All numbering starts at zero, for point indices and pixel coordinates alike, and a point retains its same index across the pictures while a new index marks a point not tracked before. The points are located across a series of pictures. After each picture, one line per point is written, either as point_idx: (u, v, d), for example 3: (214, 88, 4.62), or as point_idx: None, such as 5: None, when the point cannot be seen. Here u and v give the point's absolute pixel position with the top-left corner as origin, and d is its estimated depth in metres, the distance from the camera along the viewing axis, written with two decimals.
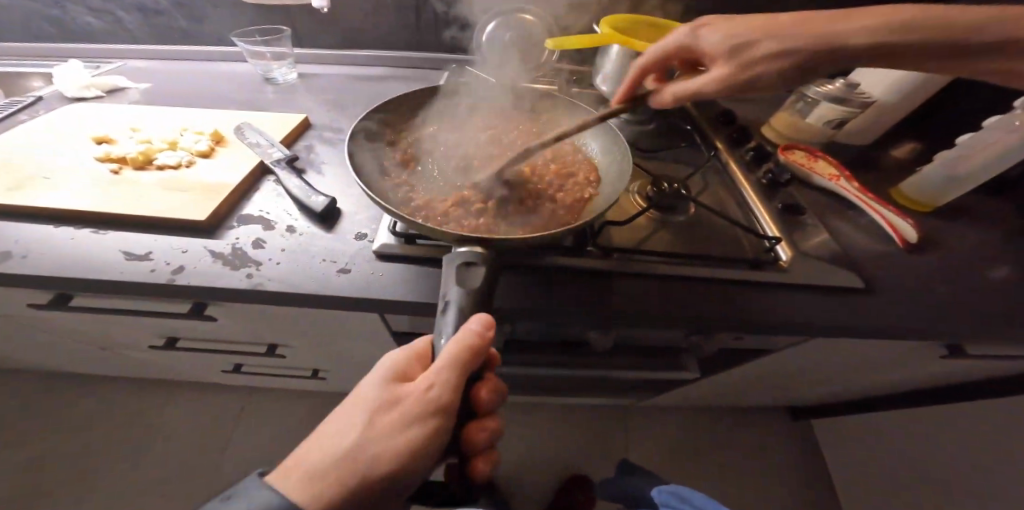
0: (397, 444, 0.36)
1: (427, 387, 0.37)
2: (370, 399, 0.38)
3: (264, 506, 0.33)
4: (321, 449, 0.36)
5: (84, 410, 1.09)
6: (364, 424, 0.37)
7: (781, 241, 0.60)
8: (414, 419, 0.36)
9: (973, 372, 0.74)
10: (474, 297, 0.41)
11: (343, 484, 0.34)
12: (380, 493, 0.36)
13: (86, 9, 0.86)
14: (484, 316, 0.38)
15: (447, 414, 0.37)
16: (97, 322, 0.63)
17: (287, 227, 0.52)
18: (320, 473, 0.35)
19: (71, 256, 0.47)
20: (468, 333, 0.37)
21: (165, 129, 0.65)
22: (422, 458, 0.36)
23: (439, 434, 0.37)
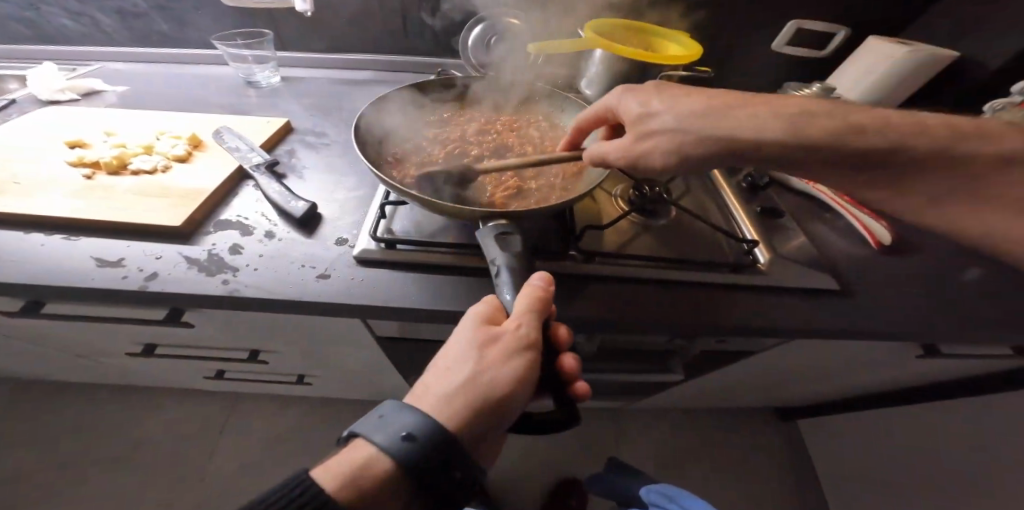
0: (502, 376, 0.36)
1: (517, 325, 0.38)
2: (463, 340, 0.38)
3: (402, 430, 0.33)
4: (435, 384, 0.37)
5: (60, 421, 1.06)
6: (467, 361, 0.37)
7: (759, 244, 0.60)
8: (512, 353, 0.37)
9: (949, 370, 0.75)
10: (521, 261, 0.44)
11: (466, 413, 0.35)
12: (492, 423, 0.36)
13: (62, 11, 0.84)
14: (544, 273, 0.41)
15: (537, 349, 0.38)
16: (71, 329, 0.61)
17: (266, 232, 0.52)
18: (445, 403, 0.35)
19: (41, 263, 0.46)
20: (536, 285, 0.40)
21: (142, 133, 0.64)
22: (522, 390, 0.37)
23: (535, 364, 0.37)
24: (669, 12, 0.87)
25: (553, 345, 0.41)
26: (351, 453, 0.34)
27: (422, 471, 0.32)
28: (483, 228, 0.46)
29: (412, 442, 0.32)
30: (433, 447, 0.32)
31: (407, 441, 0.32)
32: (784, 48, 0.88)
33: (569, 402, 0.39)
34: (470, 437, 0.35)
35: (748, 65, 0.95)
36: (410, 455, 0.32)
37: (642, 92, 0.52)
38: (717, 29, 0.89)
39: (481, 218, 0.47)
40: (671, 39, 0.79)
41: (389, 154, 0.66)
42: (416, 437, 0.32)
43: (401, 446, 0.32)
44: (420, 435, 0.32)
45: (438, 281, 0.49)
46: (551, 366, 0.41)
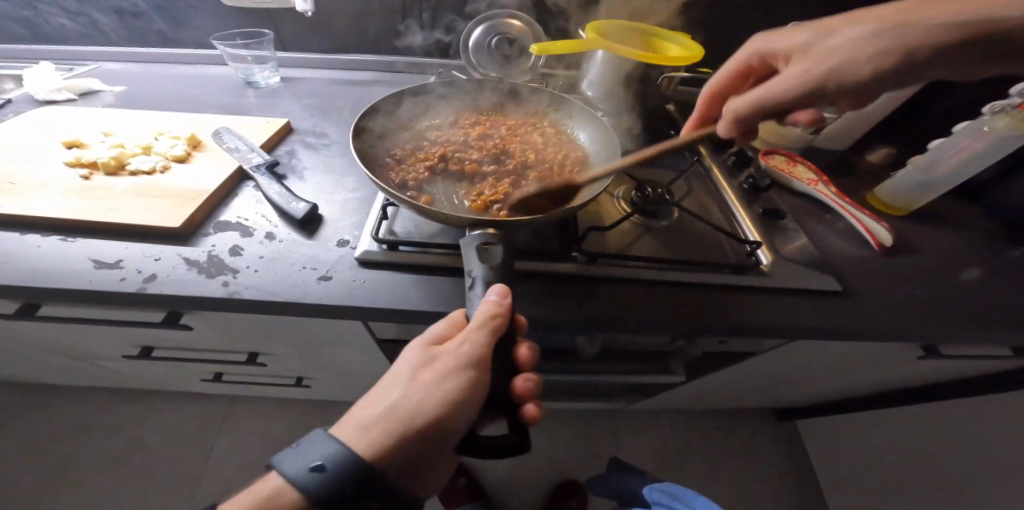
0: (439, 399, 0.36)
1: (457, 347, 0.38)
2: (406, 362, 0.39)
3: (313, 461, 0.33)
4: (364, 409, 0.37)
5: (54, 423, 1.05)
6: (402, 386, 0.38)
7: (762, 245, 0.60)
8: (447, 377, 0.37)
9: (949, 371, 0.76)
10: (494, 272, 0.42)
11: (388, 439, 0.35)
12: (426, 448, 0.37)
13: (59, 10, 0.83)
14: (499, 286, 0.39)
15: (478, 370, 0.37)
16: (68, 331, 0.61)
17: (266, 233, 0.51)
18: (370, 431, 0.36)
19: (36, 264, 0.45)
20: (489, 304, 0.38)
21: (140, 133, 0.64)
22: (461, 413, 0.37)
23: (474, 386, 0.37)
24: (671, 13, 0.87)
25: (511, 364, 0.40)
26: (264, 482, 0.35)
27: (331, 503, 0.32)
28: (471, 234, 0.45)
29: (319, 473, 0.33)
30: (342, 476, 0.33)
31: (313, 472, 0.33)
32: None
33: (522, 427, 0.38)
34: (391, 463, 0.35)
35: None
36: (316, 486, 0.32)
37: (781, 55, 0.51)
38: (718, 29, 0.89)
39: (472, 225, 0.46)
40: (671, 40, 0.79)
41: (391, 155, 0.66)
42: (325, 469, 0.33)
43: (305, 478, 0.33)
44: (329, 467, 0.33)
45: (441, 284, 0.48)
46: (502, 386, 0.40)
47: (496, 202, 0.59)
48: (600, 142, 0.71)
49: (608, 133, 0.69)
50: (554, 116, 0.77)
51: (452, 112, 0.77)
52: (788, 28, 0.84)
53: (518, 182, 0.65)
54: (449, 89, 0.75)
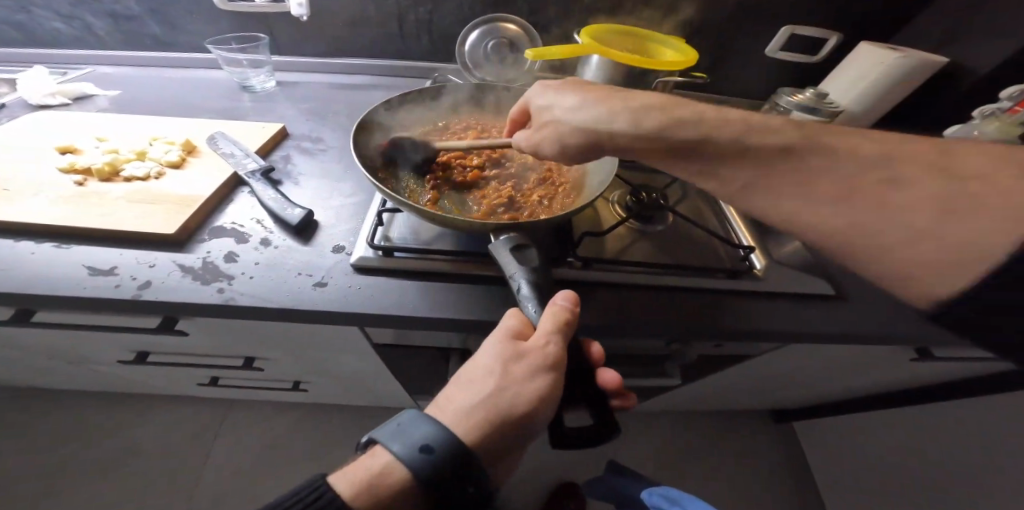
0: (528, 396, 0.36)
1: (541, 343, 0.37)
2: (489, 356, 0.38)
3: (419, 441, 0.33)
4: (457, 397, 0.37)
5: (48, 428, 1.04)
6: (491, 378, 0.37)
7: (755, 250, 0.61)
8: (536, 374, 0.36)
9: (942, 373, 0.76)
10: (539, 275, 0.43)
11: (486, 428, 0.35)
12: (515, 442, 0.36)
13: (53, 13, 0.83)
14: (569, 291, 0.40)
15: (561, 369, 0.37)
16: (62, 337, 0.60)
17: (262, 240, 0.51)
18: (466, 420, 0.35)
19: (30, 272, 0.45)
20: (563, 306, 0.39)
21: (135, 138, 0.63)
22: (546, 409, 0.37)
23: (558, 385, 0.37)
24: (665, 17, 0.87)
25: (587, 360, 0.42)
26: (368, 459, 0.35)
27: (444, 483, 0.32)
28: (498, 241, 0.46)
29: (427, 454, 0.32)
30: (453, 455, 0.32)
31: (421, 453, 0.32)
32: (779, 51, 0.90)
33: (609, 410, 0.39)
34: (489, 452, 0.35)
35: (742, 70, 0.95)
36: (426, 466, 0.32)
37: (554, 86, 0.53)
38: (712, 33, 0.90)
39: (493, 230, 0.47)
40: (665, 44, 0.79)
41: (387, 160, 0.66)
42: (434, 450, 0.32)
43: (415, 458, 0.32)
44: (438, 448, 0.33)
45: (437, 289, 0.49)
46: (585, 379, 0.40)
47: (496, 206, 0.59)
48: None
49: None
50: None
51: (447, 117, 0.77)
52: (782, 31, 0.85)
53: (518, 185, 0.65)
54: (445, 93, 0.75)
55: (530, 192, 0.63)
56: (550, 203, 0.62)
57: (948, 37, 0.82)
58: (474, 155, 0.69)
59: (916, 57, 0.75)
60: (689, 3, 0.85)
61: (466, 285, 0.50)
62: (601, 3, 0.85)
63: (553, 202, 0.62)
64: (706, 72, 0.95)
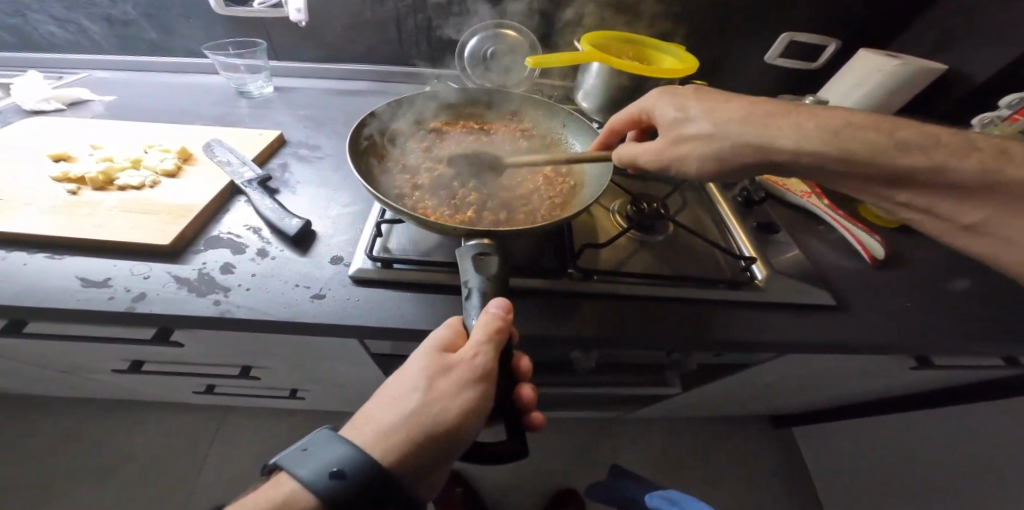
0: (452, 411, 0.35)
1: (470, 355, 0.36)
2: (416, 369, 0.37)
3: (330, 466, 0.32)
4: (379, 414, 0.35)
5: (39, 437, 1.03)
6: (415, 394, 0.36)
7: (756, 260, 0.60)
8: (463, 387, 0.36)
9: (941, 380, 0.76)
10: (490, 282, 0.42)
11: (409, 447, 0.34)
12: (439, 457, 0.35)
13: (48, 17, 0.82)
14: (502, 300, 0.39)
15: (491, 381, 0.36)
16: (55, 347, 0.59)
17: (258, 251, 0.51)
18: (387, 439, 0.34)
19: (23, 283, 0.44)
20: (495, 316, 0.38)
21: (129, 146, 0.63)
22: (474, 423, 0.36)
23: (484, 400, 0.36)
24: (664, 25, 0.87)
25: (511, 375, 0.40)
26: (270, 488, 0.33)
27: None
28: (463, 245, 0.44)
29: (338, 480, 0.31)
30: (363, 481, 0.32)
31: (332, 479, 0.32)
32: (777, 59, 0.89)
33: (520, 434, 0.39)
34: (410, 471, 0.34)
35: (740, 78, 0.95)
36: (335, 491, 0.31)
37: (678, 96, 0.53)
38: (712, 40, 0.90)
39: (467, 236, 0.46)
40: (664, 51, 0.79)
41: (384, 170, 0.65)
42: (346, 474, 0.32)
43: (324, 484, 0.31)
44: (350, 472, 0.32)
45: (436, 302, 0.48)
46: (506, 401, 0.40)
47: (480, 219, 0.57)
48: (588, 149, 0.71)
49: (596, 140, 0.69)
50: (547, 127, 0.77)
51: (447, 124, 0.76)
52: (781, 38, 0.85)
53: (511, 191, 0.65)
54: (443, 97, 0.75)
55: (526, 199, 0.63)
56: (547, 209, 0.61)
57: (947, 45, 0.82)
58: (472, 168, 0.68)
59: (915, 64, 0.75)
60: (688, 10, 0.85)
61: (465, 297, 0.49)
62: (600, 10, 0.85)
63: (550, 207, 0.62)
64: (704, 79, 0.95)
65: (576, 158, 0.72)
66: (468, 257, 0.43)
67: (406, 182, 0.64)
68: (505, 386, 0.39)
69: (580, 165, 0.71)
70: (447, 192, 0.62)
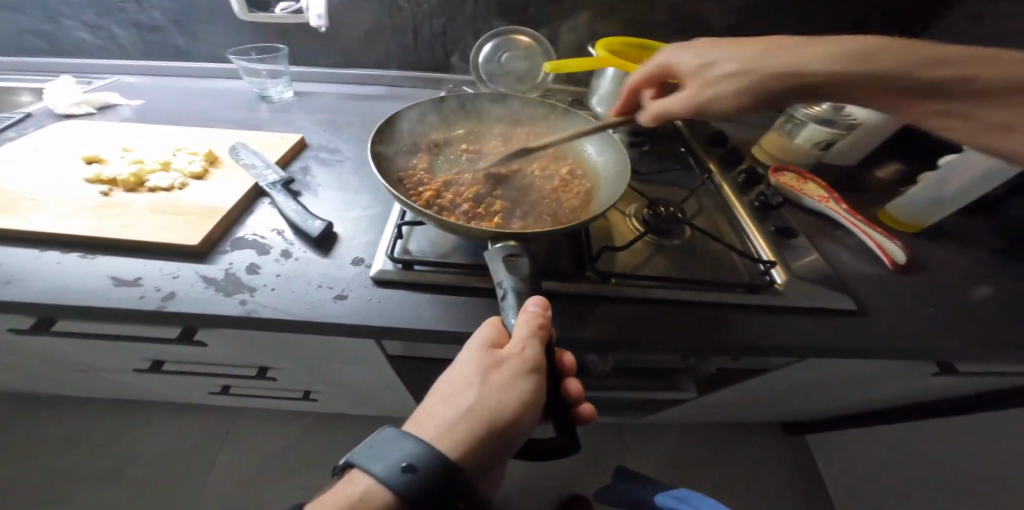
0: (508, 402, 0.36)
1: (521, 349, 0.37)
2: (466, 366, 0.37)
3: (402, 462, 0.33)
4: (437, 411, 0.36)
5: (60, 434, 1.05)
6: (468, 390, 0.36)
7: (775, 264, 0.60)
8: (517, 379, 0.36)
9: (960, 387, 0.76)
10: (526, 280, 0.42)
11: (470, 440, 0.35)
12: (501, 448, 0.36)
13: (79, 23, 0.85)
14: (538, 298, 0.39)
15: (542, 371, 0.37)
16: (82, 345, 0.61)
17: (282, 251, 0.52)
18: (448, 434, 0.35)
19: (58, 282, 0.46)
20: (538, 311, 0.38)
21: (157, 149, 0.64)
22: (530, 414, 0.36)
23: (537, 390, 0.37)
24: (680, 29, 0.88)
25: (558, 370, 0.40)
26: (346, 485, 0.35)
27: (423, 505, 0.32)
28: (494, 248, 0.45)
29: (411, 474, 0.32)
30: (427, 474, 0.32)
31: (405, 473, 0.32)
32: None
33: (570, 425, 0.38)
34: (472, 462, 0.35)
35: None
36: (404, 483, 0.32)
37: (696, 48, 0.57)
38: None
39: (494, 239, 0.47)
40: None
41: (399, 175, 0.65)
42: (416, 469, 0.32)
43: (398, 479, 0.32)
44: (420, 466, 0.33)
45: (455, 304, 0.49)
46: (557, 395, 0.39)
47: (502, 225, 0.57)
48: (603, 151, 0.71)
49: (611, 142, 0.69)
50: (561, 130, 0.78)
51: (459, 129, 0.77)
52: None
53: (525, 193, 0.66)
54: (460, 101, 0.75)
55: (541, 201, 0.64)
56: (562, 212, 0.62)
57: (967, 49, 0.81)
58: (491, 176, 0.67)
59: None
60: (704, 14, 0.85)
61: (485, 300, 0.50)
62: (615, 15, 0.85)
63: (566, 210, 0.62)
64: None
65: (591, 161, 0.73)
66: (501, 258, 0.44)
67: (423, 184, 0.64)
68: (553, 380, 0.40)
69: (596, 167, 0.71)
70: (462, 192, 0.63)
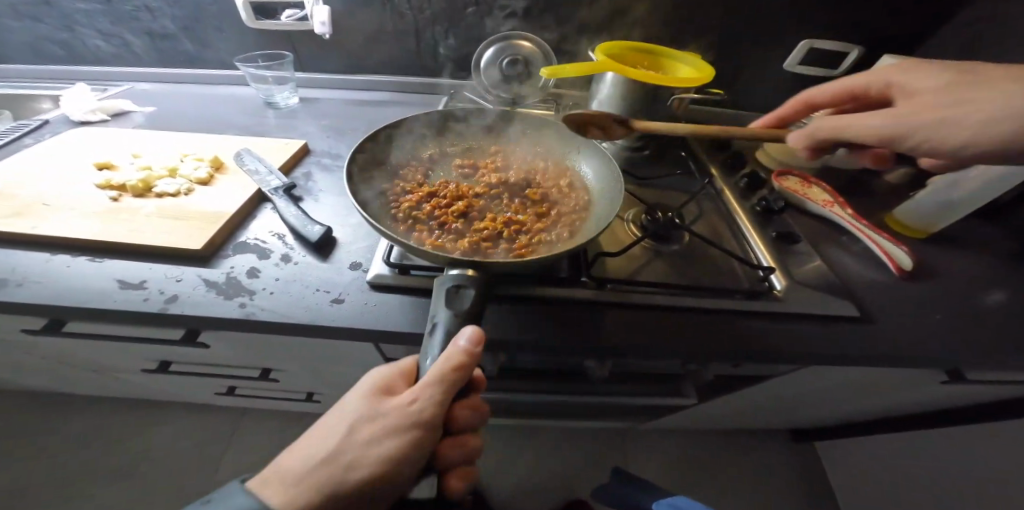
0: (383, 451, 0.36)
1: (413, 394, 0.37)
2: (358, 405, 0.39)
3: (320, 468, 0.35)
4: (322, 440, 0.38)
5: (76, 431, 1.08)
6: (358, 425, 0.38)
7: (774, 270, 0.59)
8: (395, 431, 0.36)
9: (969, 396, 0.74)
10: (461, 320, 0.41)
11: (329, 485, 0.36)
12: (370, 493, 0.36)
13: (95, 32, 0.87)
14: (472, 330, 0.38)
15: (425, 428, 0.36)
16: (92, 346, 0.63)
17: (283, 255, 0.53)
18: (319, 469, 0.36)
19: (66, 285, 0.47)
20: (458, 349, 0.37)
21: (166, 155, 0.66)
22: (403, 468, 0.36)
23: (415, 445, 0.36)
24: (683, 32, 0.87)
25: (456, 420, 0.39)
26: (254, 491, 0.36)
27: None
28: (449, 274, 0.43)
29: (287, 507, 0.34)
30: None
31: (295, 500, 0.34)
32: (796, 67, 0.90)
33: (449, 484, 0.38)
34: (341, 507, 0.35)
35: (759, 86, 0.95)
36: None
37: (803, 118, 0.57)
38: (732, 46, 0.89)
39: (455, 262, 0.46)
40: (679, 60, 0.79)
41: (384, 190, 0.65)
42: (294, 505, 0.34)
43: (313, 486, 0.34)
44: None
45: None
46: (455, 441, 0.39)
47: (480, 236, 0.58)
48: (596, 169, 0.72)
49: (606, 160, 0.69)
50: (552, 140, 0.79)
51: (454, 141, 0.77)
52: (801, 45, 0.86)
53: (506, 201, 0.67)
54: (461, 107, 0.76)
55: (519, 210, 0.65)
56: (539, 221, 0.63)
57: (980, 49, 0.80)
58: (479, 194, 0.67)
59: None
60: (708, 16, 0.85)
61: None
62: (618, 18, 0.85)
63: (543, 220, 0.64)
64: (723, 87, 0.95)
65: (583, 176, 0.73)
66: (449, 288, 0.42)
67: (416, 192, 0.66)
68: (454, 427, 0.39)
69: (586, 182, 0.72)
70: (445, 197, 0.65)
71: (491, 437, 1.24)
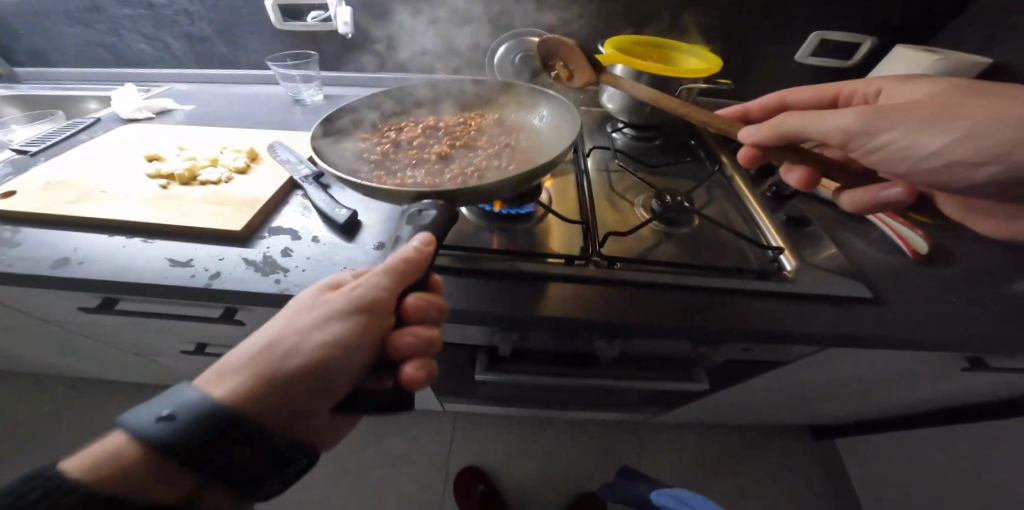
0: (329, 337, 0.38)
1: (318, 344, 0.37)
2: (315, 304, 0.40)
3: (163, 410, 0.32)
4: (277, 340, 0.38)
5: (119, 416, 1.17)
6: (308, 324, 0.38)
7: (783, 251, 0.61)
8: (349, 318, 0.38)
9: (994, 386, 0.73)
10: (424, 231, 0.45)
11: (269, 371, 0.36)
12: (302, 384, 0.37)
13: (141, 37, 0.94)
14: (427, 234, 0.42)
15: (374, 313, 0.39)
16: (138, 325, 0.68)
17: (313, 237, 0.57)
18: (241, 370, 0.36)
19: (121, 263, 0.52)
20: (410, 247, 0.40)
21: (207, 147, 0.71)
22: (376, 316, 0.39)
23: (370, 330, 0.38)
24: (697, 24, 0.89)
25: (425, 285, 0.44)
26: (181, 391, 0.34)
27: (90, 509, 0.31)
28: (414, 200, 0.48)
29: (163, 425, 0.31)
30: (196, 422, 0.31)
31: (156, 424, 0.31)
32: (808, 58, 0.91)
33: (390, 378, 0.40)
34: (273, 421, 0.35)
35: (771, 76, 0.95)
36: (162, 434, 0.31)
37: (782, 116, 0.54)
38: (744, 38, 0.91)
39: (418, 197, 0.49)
40: (689, 52, 0.81)
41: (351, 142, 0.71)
42: (174, 418, 0.31)
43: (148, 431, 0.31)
44: (180, 415, 0.31)
45: (465, 284, 0.55)
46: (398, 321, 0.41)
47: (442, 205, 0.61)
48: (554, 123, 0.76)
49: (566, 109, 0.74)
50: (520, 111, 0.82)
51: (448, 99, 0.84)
52: (810, 36, 0.87)
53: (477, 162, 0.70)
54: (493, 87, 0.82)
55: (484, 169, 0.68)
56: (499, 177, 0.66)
57: (996, 38, 0.80)
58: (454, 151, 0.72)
59: (955, 57, 0.74)
60: (719, 9, 0.87)
61: (476, 285, 0.55)
62: (629, 12, 0.88)
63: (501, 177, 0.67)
64: (734, 78, 0.96)
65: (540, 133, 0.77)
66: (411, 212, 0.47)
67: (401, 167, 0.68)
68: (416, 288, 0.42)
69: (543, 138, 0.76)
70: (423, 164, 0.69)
71: (508, 430, 1.26)
